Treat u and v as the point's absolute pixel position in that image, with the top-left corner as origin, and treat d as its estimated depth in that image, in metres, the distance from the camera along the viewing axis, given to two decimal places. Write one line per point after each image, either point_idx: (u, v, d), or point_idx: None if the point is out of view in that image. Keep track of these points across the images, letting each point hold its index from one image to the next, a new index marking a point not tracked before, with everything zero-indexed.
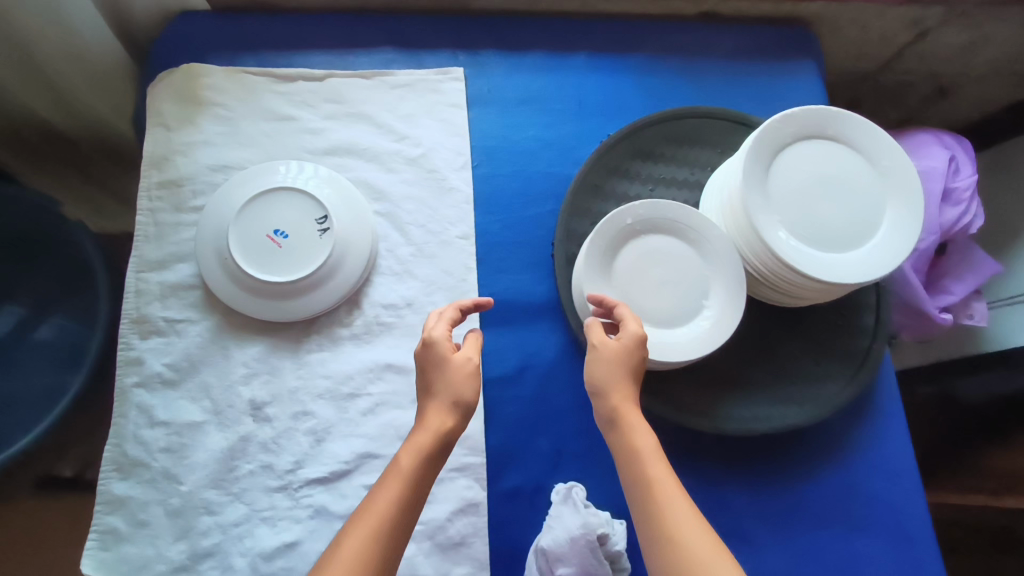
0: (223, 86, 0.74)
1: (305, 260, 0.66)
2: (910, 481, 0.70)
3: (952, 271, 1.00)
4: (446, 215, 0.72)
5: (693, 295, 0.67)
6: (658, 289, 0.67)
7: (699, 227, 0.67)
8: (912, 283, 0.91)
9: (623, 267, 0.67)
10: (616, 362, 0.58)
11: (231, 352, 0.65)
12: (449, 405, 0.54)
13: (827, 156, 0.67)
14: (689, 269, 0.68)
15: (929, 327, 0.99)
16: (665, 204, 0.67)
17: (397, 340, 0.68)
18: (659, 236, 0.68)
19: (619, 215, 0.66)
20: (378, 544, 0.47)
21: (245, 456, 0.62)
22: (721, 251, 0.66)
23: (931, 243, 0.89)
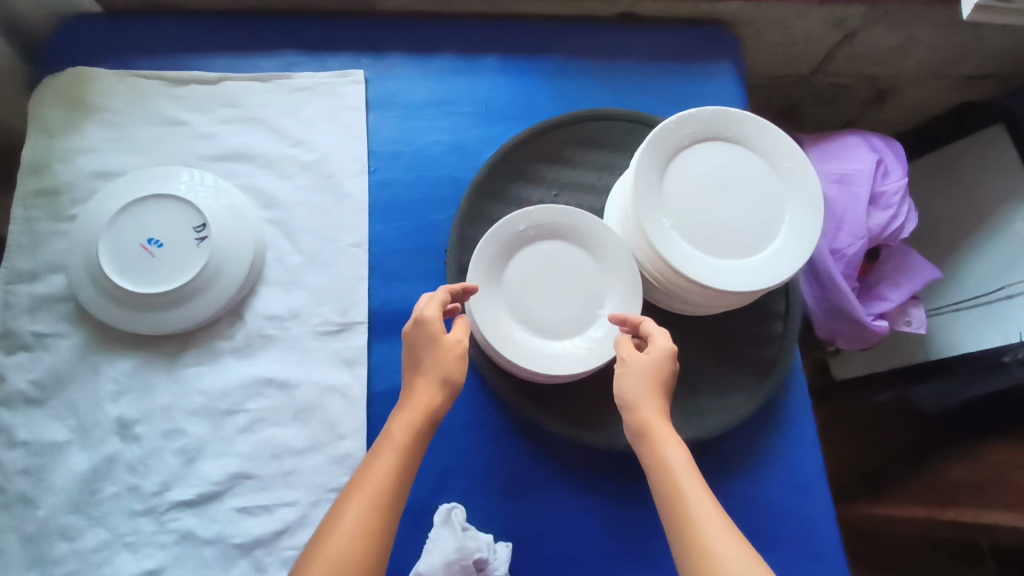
0: (111, 91, 0.71)
1: (180, 270, 0.62)
2: (819, 496, 0.67)
3: (888, 277, 0.96)
4: (339, 222, 0.70)
5: (588, 304, 0.65)
6: (551, 297, 0.65)
7: (594, 232, 0.65)
8: (842, 289, 0.87)
9: (515, 274, 0.65)
10: (648, 375, 0.55)
11: (101, 368, 0.62)
12: (436, 378, 0.54)
13: (725, 159, 0.65)
14: (584, 276, 0.65)
15: (868, 336, 0.94)
16: (559, 208, 0.64)
17: (280, 354, 0.65)
18: (554, 243, 0.66)
19: (511, 220, 0.63)
20: (376, 516, 0.48)
21: (109, 477, 0.59)
22: (616, 257, 0.64)
23: (858, 248, 0.86)
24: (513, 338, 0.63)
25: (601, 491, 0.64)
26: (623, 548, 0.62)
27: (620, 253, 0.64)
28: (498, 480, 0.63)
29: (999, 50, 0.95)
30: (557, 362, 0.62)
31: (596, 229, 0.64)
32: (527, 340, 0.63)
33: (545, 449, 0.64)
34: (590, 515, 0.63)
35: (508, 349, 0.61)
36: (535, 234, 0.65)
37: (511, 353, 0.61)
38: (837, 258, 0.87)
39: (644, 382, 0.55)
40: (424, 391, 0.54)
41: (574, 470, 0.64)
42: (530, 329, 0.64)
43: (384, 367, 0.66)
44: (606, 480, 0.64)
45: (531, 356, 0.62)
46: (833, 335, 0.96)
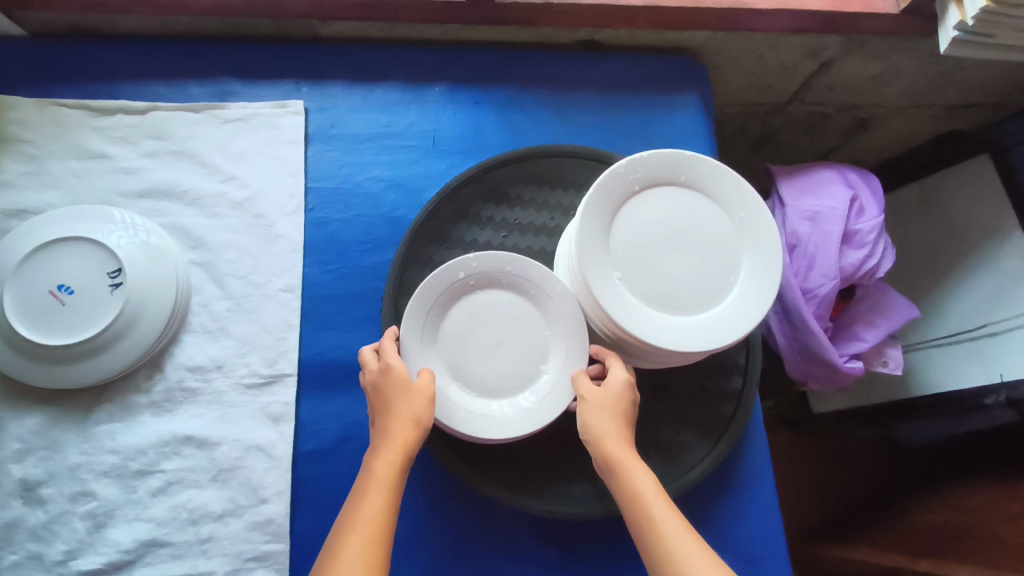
0: (32, 121, 0.68)
1: (89, 320, 0.58)
2: (776, 565, 0.63)
3: (863, 317, 0.91)
4: (270, 265, 0.66)
5: (531, 361, 0.58)
6: (491, 352, 0.58)
7: (539, 282, 0.59)
8: (811, 331, 0.83)
9: (453, 327, 0.58)
10: (611, 406, 0.54)
11: (6, 424, 0.58)
12: (415, 418, 0.52)
13: (678, 205, 0.61)
14: (528, 330, 0.59)
15: (841, 378, 0.90)
16: (502, 255, 0.58)
17: (201, 410, 0.61)
18: (496, 291, 0.59)
19: (450, 269, 0.57)
20: (375, 555, 0.46)
21: (10, 544, 0.55)
22: (562, 310, 0.58)
23: (829, 289, 0.82)
24: (446, 398, 0.57)
25: (540, 560, 0.60)
26: None
27: (566, 306, 0.58)
28: (430, 549, 0.59)
29: (980, 81, 0.91)
30: (493, 427, 0.56)
31: (540, 278, 0.58)
32: (462, 401, 0.57)
33: (482, 514, 0.60)
34: None
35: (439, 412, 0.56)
36: (477, 282, 0.59)
37: (442, 416, 0.55)
38: (808, 298, 0.84)
39: (611, 414, 0.54)
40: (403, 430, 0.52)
41: (511, 538, 0.60)
42: (467, 388, 0.58)
43: (312, 423, 0.62)
44: (546, 549, 0.60)
45: (465, 420, 0.56)
46: (805, 373, 0.92)
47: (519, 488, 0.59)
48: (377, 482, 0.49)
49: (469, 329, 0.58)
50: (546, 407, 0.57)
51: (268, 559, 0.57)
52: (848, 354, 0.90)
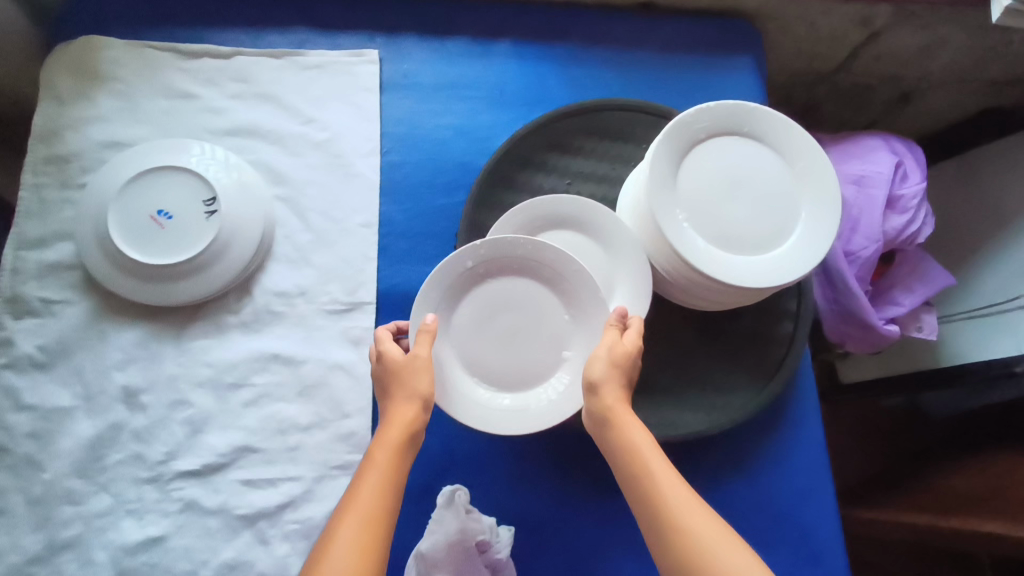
0: (122, 60, 0.71)
1: (186, 242, 0.62)
2: (823, 497, 0.67)
3: (902, 283, 0.95)
4: (349, 202, 0.69)
5: (551, 350, 0.59)
6: (509, 342, 0.59)
7: (553, 263, 0.58)
8: (853, 292, 0.87)
9: (466, 318, 0.59)
10: (619, 361, 0.54)
11: (109, 336, 0.62)
12: (419, 404, 0.52)
13: (742, 154, 0.64)
14: (546, 316, 0.60)
15: (877, 340, 0.93)
16: (510, 241, 0.57)
17: (287, 331, 0.65)
18: (507, 278, 0.60)
19: (456, 260, 0.57)
20: (371, 532, 0.45)
21: (115, 444, 0.60)
22: (579, 290, 0.59)
23: (872, 251, 0.85)
24: (469, 397, 0.58)
25: (602, 483, 0.64)
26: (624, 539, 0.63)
27: (584, 286, 0.58)
28: (500, 466, 0.64)
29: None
30: (521, 422, 0.57)
31: (554, 259, 0.58)
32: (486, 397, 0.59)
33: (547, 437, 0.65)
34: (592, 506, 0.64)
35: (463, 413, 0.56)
36: (485, 269, 0.59)
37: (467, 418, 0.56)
38: (850, 260, 0.87)
39: (613, 376, 0.54)
40: (403, 413, 0.51)
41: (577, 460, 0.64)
42: (488, 384, 0.59)
43: None
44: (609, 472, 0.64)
45: (491, 420, 0.57)
46: (843, 337, 0.95)
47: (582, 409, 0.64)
48: (380, 457, 0.49)
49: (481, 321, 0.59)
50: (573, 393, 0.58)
51: (351, 467, 0.61)
52: (886, 318, 0.94)
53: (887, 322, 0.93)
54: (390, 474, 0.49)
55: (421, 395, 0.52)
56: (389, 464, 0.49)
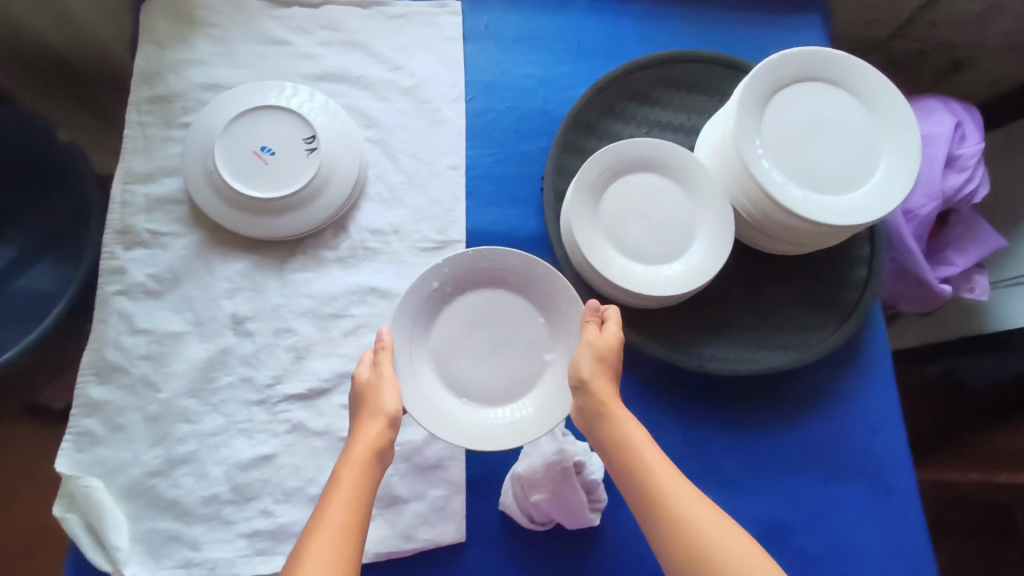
0: (217, 7, 0.73)
1: (290, 177, 0.64)
2: (893, 432, 0.70)
3: (954, 243, 0.97)
4: (438, 146, 0.72)
5: (530, 358, 0.62)
6: (488, 355, 0.62)
7: (519, 269, 0.62)
8: (909, 249, 0.88)
9: (443, 338, 0.62)
10: (606, 356, 0.56)
11: (215, 266, 0.65)
12: (388, 422, 0.53)
13: (825, 100, 0.66)
14: (521, 325, 0.63)
15: (932, 298, 0.95)
16: (473, 254, 0.61)
17: (382, 267, 0.68)
18: (474, 295, 0.63)
19: (424, 280, 0.60)
20: (338, 552, 0.45)
21: (225, 368, 0.63)
22: (549, 291, 0.62)
23: (932, 208, 0.87)
24: (454, 415, 0.60)
25: (687, 414, 0.68)
26: (706, 466, 0.67)
27: (553, 286, 0.61)
28: None
29: None
30: (507, 432, 0.59)
31: (519, 264, 0.62)
32: (471, 415, 0.60)
33: (633, 370, 0.68)
34: (676, 436, 0.67)
35: (450, 431, 0.58)
36: (453, 288, 0.63)
37: (456, 436, 0.57)
38: (908, 218, 0.89)
39: (602, 372, 0.56)
40: (372, 429, 0.52)
41: (664, 392, 0.68)
42: (472, 402, 0.61)
43: None
44: (692, 404, 0.68)
45: (479, 434, 0.59)
46: (896, 295, 0.98)
47: (668, 339, 0.67)
48: (352, 472, 0.50)
49: (458, 338, 0.62)
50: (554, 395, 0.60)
51: None
52: (939, 277, 0.96)
53: (940, 281, 0.95)
54: (363, 486, 0.49)
55: (389, 411, 0.53)
56: (363, 478, 0.50)
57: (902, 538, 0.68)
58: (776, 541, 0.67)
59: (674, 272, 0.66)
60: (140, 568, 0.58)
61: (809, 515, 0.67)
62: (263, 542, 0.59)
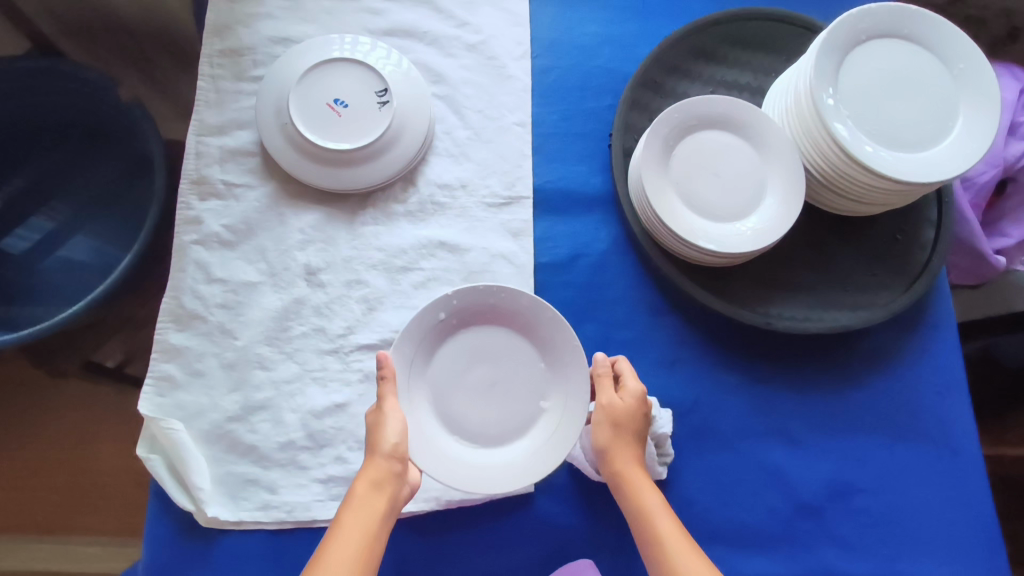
0: None
1: (363, 129, 0.65)
2: (960, 395, 0.68)
3: (1011, 214, 0.87)
4: (504, 102, 0.72)
5: (527, 403, 0.60)
6: (486, 393, 0.60)
7: (527, 310, 0.60)
8: (967, 220, 0.79)
9: (442, 371, 0.61)
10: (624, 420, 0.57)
11: (288, 218, 0.67)
12: (394, 459, 0.54)
13: (900, 56, 0.65)
14: (523, 368, 0.61)
15: (984, 271, 0.85)
16: (483, 289, 0.60)
17: (450, 221, 0.68)
18: (480, 329, 0.62)
19: (431, 310, 0.59)
20: None
21: (298, 317, 0.64)
22: (553, 337, 0.60)
23: (991, 174, 0.82)
24: (446, 451, 0.58)
25: (751, 371, 0.67)
26: (769, 425, 0.66)
27: (559, 333, 0.60)
28: (655, 351, 0.67)
29: None
30: (499, 478, 0.57)
31: (528, 305, 0.60)
32: (461, 454, 0.59)
33: (700, 327, 0.68)
34: (740, 393, 0.67)
35: (441, 468, 0.56)
36: (459, 320, 0.61)
37: (447, 474, 0.56)
38: (966, 186, 0.83)
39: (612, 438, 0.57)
40: (379, 470, 0.53)
41: (728, 349, 0.68)
42: (464, 440, 0.59)
43: (547, 240, 0.69)
44: (756, 362, 0.68)
45: (471, 475, 0.57)
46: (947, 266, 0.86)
47: (734, 298, 0.67)
48: (357, 514, 0.51)
49: (458, 372, 0.61)
50: (552, 442, 0.58)
51: None
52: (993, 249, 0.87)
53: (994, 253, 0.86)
54: (375, 526, 0.51)
55: (393, 448, 0.54)
56: (370, 517, 0.51)
57: (971, 504, 0.65)
58: (840, 502, 0.65)
59: (752, 225, 0.66)
60: (222, 509, 0.59)
61: (874, 477, 0.66)
62: (338, 488, 0.60)
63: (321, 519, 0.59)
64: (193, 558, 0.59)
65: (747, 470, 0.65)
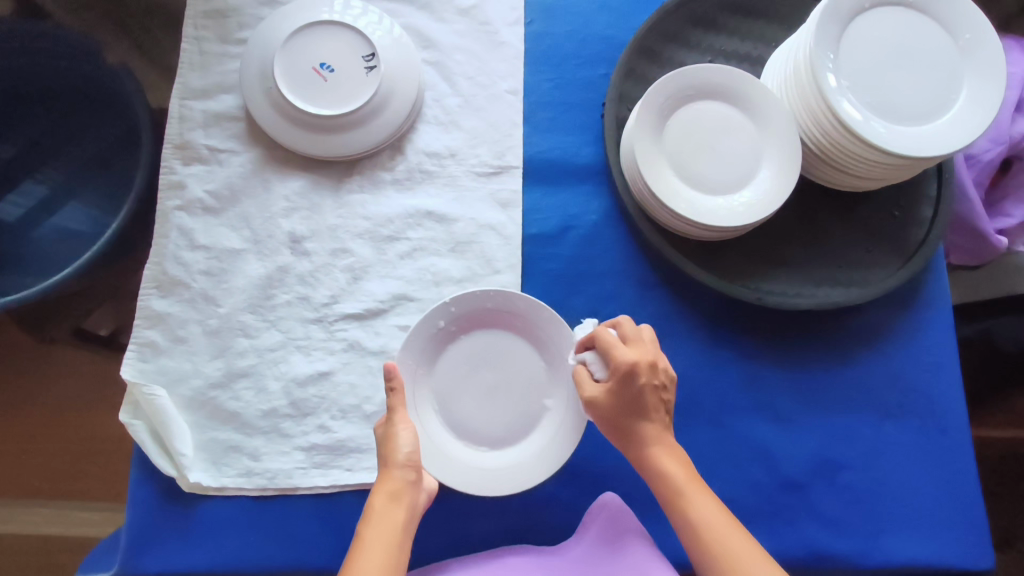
0: None
1: (350, 94, 0.64)
2: (951, 374, 0.67)
3: (1015, 193, 0.85)
4: (496, 69, 0.70)
5: (533, 405, 0.60)
6: (490, 396, 0.60)
7: (525, 312, 0.60)
8: (969, 198, 0.76)
9: (448, 378, 0.60)
10: (612, 402, 0.53)
11: (273, 184, 0.66)
12: (408, 468, 0.52)
13: (905, 24, 0.63)
14: (524, 370, 0.61)
15: (984, 251, 0.83)
16: (479, 294, 0.59)
17: (438, 190, 0.67)
18: (479, 333, 0.61)
19: (430, 319, 0.58)
20: None
21: (283, 286, 0.63)
22: (554, 337, 0.60)
23: (994, 152, 0.79)
24: (452, 457, 0.58)
25: (739, 347, 0.67)
26: (756, 400, 0.66)
27: (558, 331, 0.59)
28: (643, 326, 0.66)
29: None
30: (511, 477, 0.57)
31: (525, 306, 0.59)
32: (470, 456, 0.59)
33: (689, 303, 0.67)
34: (727, 368, 0.66)
35: (450, 475, 0.56)
36: (458, 326, 0.61)
37: (456, 480, 0.56)
38: (969, 164, 0.81)
39: (615, 413, 0.53)
40: (395, 482, 0.51)
41: (717, 325, 0.67)
42: (474, 443, 0.59)
43: (536, 212, 0.68)
44: (746, 337, 0.67)
45: (482, 477, 0.57)
46: (946, 245, 0.84)
47: (724, 271, 0.66)
48: (379, 526, 0.48)
49: (463, 377, 0.60)
50: (555, 442, 0.58)
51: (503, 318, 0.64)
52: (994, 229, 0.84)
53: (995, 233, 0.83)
54: (398, 538, 0.48)
55: (406, 457, 0.52)
56: (393, 529, 0.48)
57: (957, 482, 0.65)
58: (825, 479, 0.64)
59: (745, 199, 0.64)
60: (203, 475, 0.59)
61: (861, 454, 0.65)
62: (320, 457, 0.60)
63: (303, 486, 0.59)
64: (175, 523, 0.59)
65: (732, 446, 0.65)
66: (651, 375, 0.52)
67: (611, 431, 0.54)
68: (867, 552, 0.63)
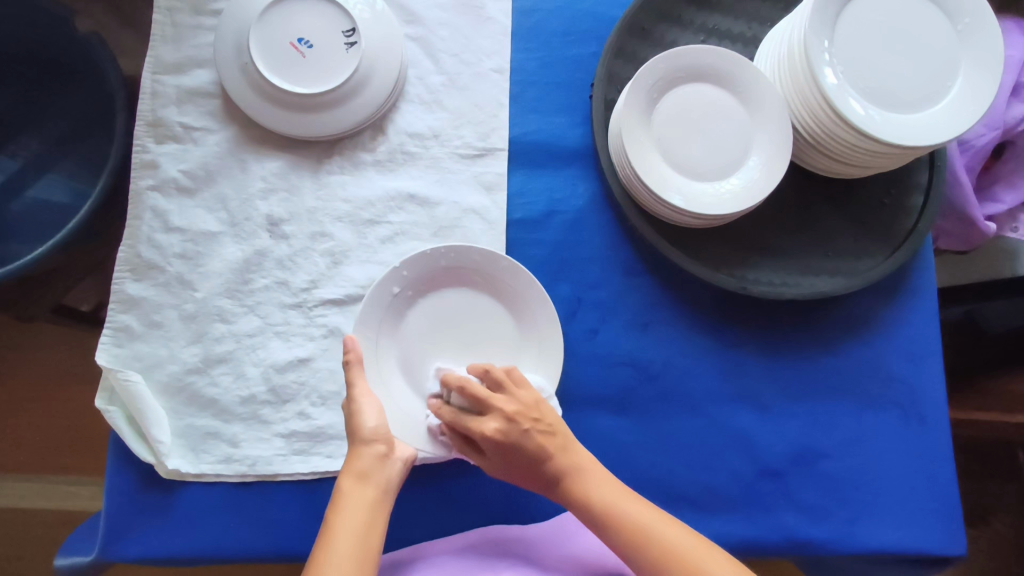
0: None
1: (329, 71, 0.61)
2: (934, 363, 0.67)
3: (1006, 178, 0.83)
4: (481, 46, 0.68)
5: (505, 358, 0.60)
6: (458, 354, 0.60)
7: (482, 265, 0.59)
8: (959, 183, 0.75)
9: (410, 343, 0.60)
10: (498, 463, 0.53)
11: (250, 165, 0.64)
12: (376, 442, 0.52)
13: (902, 7, 0.61)
14: (489, 322, 0.61)
15: (971, 236, 0.81)
16: (430, 253, 0.59)
17: (420, 172, 0.66)
18: (438, 294, 0.61)
19: (383, 285, 0.58)
20: None
21: (261, 270, 0.62)
22: (515, 285, 0.60)
23: (987, 137, 0.78)
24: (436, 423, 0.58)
25: (721, 335, 0.66)
26: (738, 389, 0.66)
27: (519, 278, 0.59)
28: (627, 313, 0.66)
29: None
30: None
31: (480, 259, 0.59)
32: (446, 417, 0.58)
33: (674, 290, 0.66)
34: (710, 356, 0.66)
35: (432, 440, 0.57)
36: (414, 290, 0.60)
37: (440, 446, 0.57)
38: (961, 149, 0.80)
39: (509, 472, 0.53)
40: (364, 460, 0.51)
41: (700, 314, 0.66)
42: None
43: (521, 196, 0.66)
44: (730, 326, 0.66)
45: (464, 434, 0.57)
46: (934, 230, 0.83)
47: (710, 258, 0.65)
48: (348, 508, 0.49)
49: (429, 341, 0.60)
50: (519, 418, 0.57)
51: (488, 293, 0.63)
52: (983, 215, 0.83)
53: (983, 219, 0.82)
54: (367, 519, 0.49)
55: (372, 431, 0.52)
56: (363, 510, 0.49)
57: (934, 470, 0.65)
58: (804, 467, 0.65)
59: (731, 186, 0.63)
60: (181, 461, 0.59)
61: (840, 442, 0.65)
62: (300, 443, 0.59)
63: (283, 473, 0.59)
64: (155, 509, 0.59)
65: (713, 433, 0.65)
66: (512, 425, 0.52)
67: (523, 483, 0.54)
68: (842, 538, 0.63)
